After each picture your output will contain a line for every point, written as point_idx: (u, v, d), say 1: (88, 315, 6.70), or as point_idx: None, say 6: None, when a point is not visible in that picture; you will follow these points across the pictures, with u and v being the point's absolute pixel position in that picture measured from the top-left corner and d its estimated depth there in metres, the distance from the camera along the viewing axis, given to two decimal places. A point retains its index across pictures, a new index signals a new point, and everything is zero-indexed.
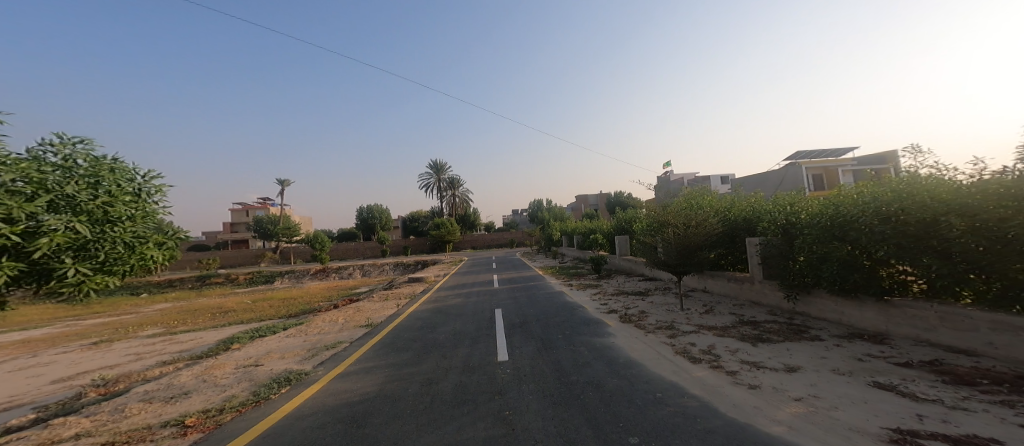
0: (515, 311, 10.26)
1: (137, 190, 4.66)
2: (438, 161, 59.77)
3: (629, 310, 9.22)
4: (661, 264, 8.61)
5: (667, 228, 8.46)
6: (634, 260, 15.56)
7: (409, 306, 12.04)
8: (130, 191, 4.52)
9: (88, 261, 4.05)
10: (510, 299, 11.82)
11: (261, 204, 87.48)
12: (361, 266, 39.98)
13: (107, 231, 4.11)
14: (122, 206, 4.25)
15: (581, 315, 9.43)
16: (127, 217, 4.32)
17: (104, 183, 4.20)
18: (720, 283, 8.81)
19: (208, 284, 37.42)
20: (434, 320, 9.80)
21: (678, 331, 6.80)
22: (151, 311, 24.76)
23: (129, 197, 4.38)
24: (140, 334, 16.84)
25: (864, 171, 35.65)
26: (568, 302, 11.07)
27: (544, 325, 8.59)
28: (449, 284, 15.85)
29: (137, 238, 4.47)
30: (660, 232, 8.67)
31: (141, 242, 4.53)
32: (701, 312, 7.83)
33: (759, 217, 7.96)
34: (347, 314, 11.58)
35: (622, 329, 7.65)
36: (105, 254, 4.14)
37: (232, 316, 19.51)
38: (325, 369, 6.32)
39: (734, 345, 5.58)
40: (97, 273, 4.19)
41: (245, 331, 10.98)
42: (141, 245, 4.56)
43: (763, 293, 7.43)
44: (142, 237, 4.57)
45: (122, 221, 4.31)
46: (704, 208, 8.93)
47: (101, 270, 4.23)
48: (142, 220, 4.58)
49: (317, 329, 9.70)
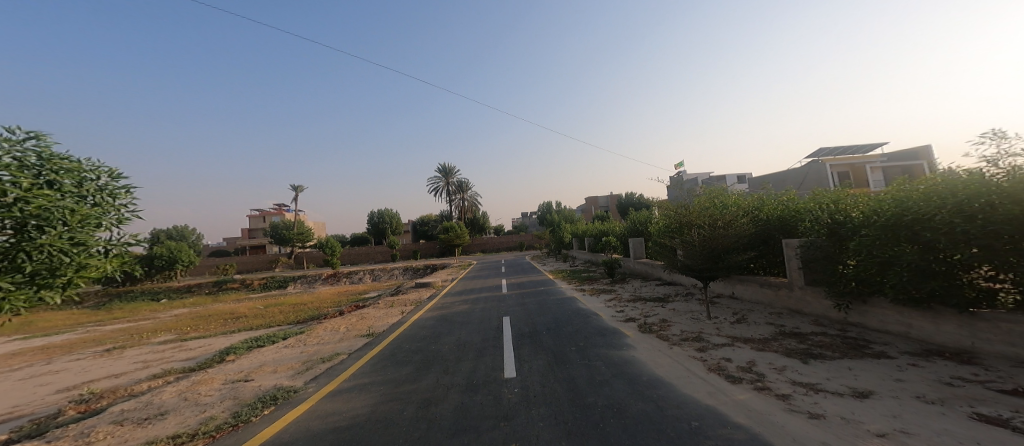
0: (524, 319, 9.63)
1: (90, 193, 4.27)
2: (449, 165, 59.84)
3: (649, 318, 8.48)
4: (687, 269, 7.87)
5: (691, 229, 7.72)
6: (650, 263, 14.75)
7: (414, 313, 11.51)
8: (79, 194, 4.13)
9: (12, 271, 3.71)
10: (519, 306, 11.16)
11: (278, 210, 88.98)
12: (372, 271, 39.78)
13: (36, 240, 3.74)
14: (60, 213, 3.85)
15: (596, 323, 8.72)
16: (69, 225, 3.97)
17: (45, 185, 3.82)
18: (752, 290, 8.04)
19: (224, 289, 37.73)
20: (439, 329, 9.26)
21: (708, 343, 6.06)
22: (166, 316, 24.89)
23: (73, 202, 3.99)
24: (152, 340, 16.74)
25: (894, 167, 33.99)
26: (581, 309, 10.41)
27: (555, 335, 7.94)
28: (456, 290, 15.28)
29: (77, 246, 4.10)
30: (682, 233, 7.94)
31: (82, 251, 4.16)
32: (732, 321, 7.06)
33: (798, 215, 7.17)
34: (351, 322, 11.10)
35: (643, 341, 6.93)
36: (32, 265, 3.78)
37: (243, 322, 19.32)
38: (316, 387, 5.84)
39: (780, 361, 4.85)
40: (25, 284, 3.86)
41: (246, 340, 10.57)
42: (84, 256, 4.25)
43: (804, 301, 6.65)
44: (88, 248, 4.25)
45: (60, 227, 3.93)
46: (732, 208, 8.16)
47: (30, 280, 3.89)
48: (88, 227, 4.20)
49: (316, 338, 9.22)
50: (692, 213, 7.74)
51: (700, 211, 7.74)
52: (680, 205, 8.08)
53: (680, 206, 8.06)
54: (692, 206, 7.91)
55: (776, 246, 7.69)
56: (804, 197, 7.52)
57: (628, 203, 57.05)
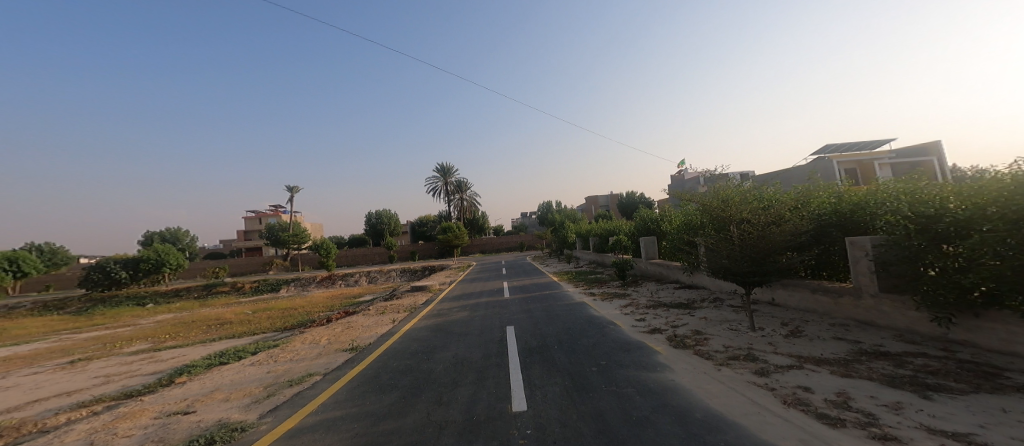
0: (530, 329, 8.39)
1: None
2: (446, 165, 58.48)
3: (678, 330, 7.23)
4: (728, 271, 6.51)
5: (736, 224, 6.35)
6: (665, 264, 13.56)
7: (406, 321, 10.27)
8: None
9: None
10: (524, 313, 9.90)
11: (273, 212, 87.77)
12: (367, 273, 38.39)
13: None
14: None
15: (616, 336, 7.47)
16: None
17: None
18: (803, 298, 6.84)
19: (213, 293, 36.38)
20: (433, 342, 8.02)
21: (767, 364, 4.85)
22: (147, 323, 23.49)
23: None
24: (125, 350, 15.37)
25: (904, 164, 32.68)
26: (595, 317, 9.18)
27: (569, 352, 6.70)
28: (454, 294, 13.97)
29: None
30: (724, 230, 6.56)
31: None
32: (785, 335, 5.85)
33: (869, 209, 5.91)
34: (334, 332, 9.85)
35: (679, 360, 5.71)
36: None
37: (227, 329, 18.00)
38: (271, 424, 4.64)
39: (885, 394, 3.61)
40: None
41: (213, 354, 9.31)
42: None
43: (878, 311, 5.46)
44: None
45: None
46: (781, 200, 6.80)
47: None
48: None
49: (291, 353, 7.94)
50: (735, 205, 6.42)
51: (747, 203, 6.42)
52: (719, 194, 6.71)
53: (720, 196, 6.68)
54: (736, 196, 6.55)
55: (836, 247, 6.44)
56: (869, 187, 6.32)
57: (628, 203, 55.82)
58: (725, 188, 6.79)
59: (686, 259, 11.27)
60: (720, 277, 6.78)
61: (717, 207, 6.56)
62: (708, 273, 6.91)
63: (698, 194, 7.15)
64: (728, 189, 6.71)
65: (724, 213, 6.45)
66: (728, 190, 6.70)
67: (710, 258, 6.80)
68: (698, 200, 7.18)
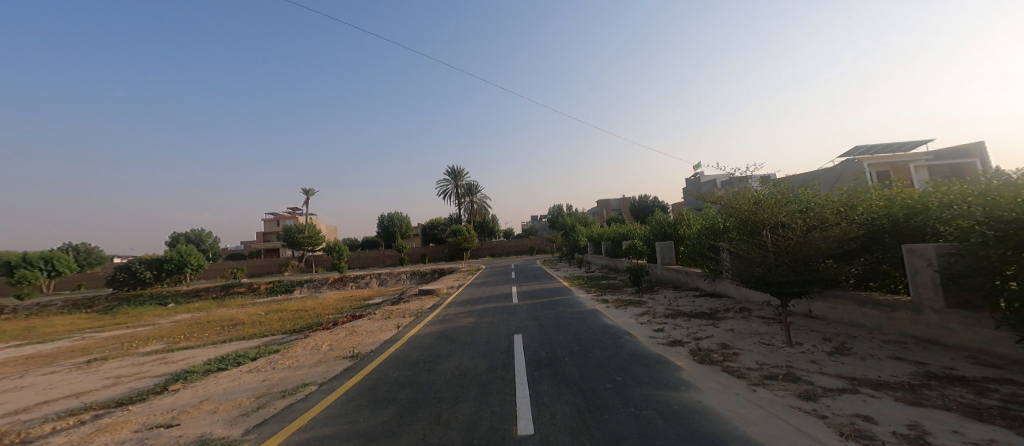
0: (539, 338, 7.90)
1: None
2: (456, 168, 58.33)
3: (700, 343, 6.64)
4: (763, 281, 5.91)
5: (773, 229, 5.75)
6: (683, 270, 12.90)
7: (412, 327, 9.88)
8: None
9: None
10: (533, 321, 9.40)
11: (291, 214, 89.25)
12: (377, 275, 38.34)
13: None
14: None
15: (631, 348, 6.91)
16: None
17: None
18: (854, 312, 6.31)
19: (230, 294, 36.88)
20: (437, 350, 7.60)
21: (813, 388, 4.29)
22: (165, 322, 23.80)
23: None
24: (140, 350, 15.42)
25: (942, 166, 30.77)
26: (608, 326, 8.63)
27: (580, 365, 6.18)
28: (463, 299, 13.56)
29: None
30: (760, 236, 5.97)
31: None
32: (829, 353, 5.29)
33: (934, 218, 5.50)
34: (338, 337, 9.51)
35: (707, 377, 5.15)
36: None
37: (239, 330, 17.97)
38: (255, 442, 4.25)
39: (970, 431, 3.04)
40: None
41: (214, 358, 9.04)
42: None
43: (945, 329, 5.05)
44: None
45: None
46: (823, 204, 6.18)
47: None
48: None
49: (291, 360, 7.59)
50: (771, 207, 5.84)
51: (785, 205, 5.84)
52: (753, 196, 6.14)
53: (753, 197, 6.12)
54: (771, 198, 5.98)
55: (891, 255, 5.99)
56: (927, 192, 5.83)
57: (643, 206, 54.68)
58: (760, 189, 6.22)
59: (707, 265, 10.65)
60: (751, 287, 6.16)
61: (750, 210, 6.00)
62: (739, 282, 6.31)
63: (728, 195, 6.60)
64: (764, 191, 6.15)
65: (758, 216, 5.89)
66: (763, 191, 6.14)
67: (742, 267, 6.22)
68: (727, 203, 6.60)
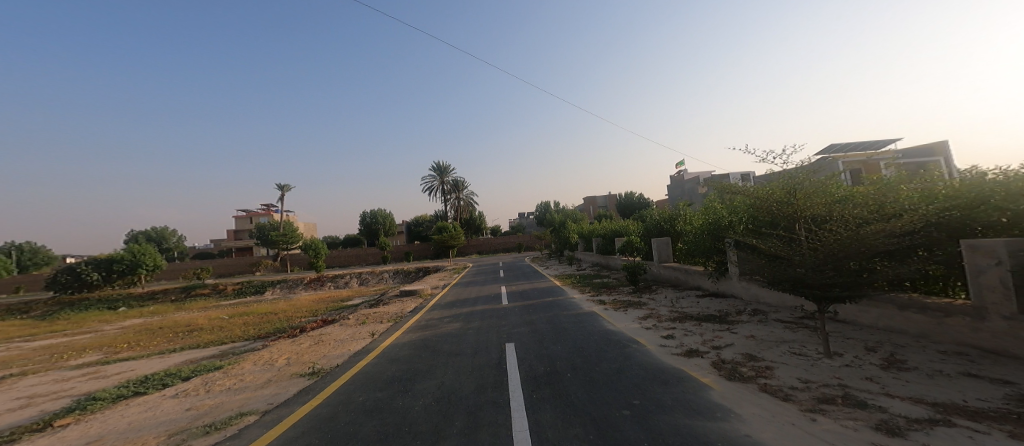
0: (532, 347, 6.88)
1: None
2: (443, 163, 56.79)
3: (721, 353, 5.74)
4: (800, 283, 4.91)
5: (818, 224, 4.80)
6: (683, 267, 12.14)
7: (386, 335, 8.70)
8: None
9: None
10: (525, 327, 8.36)
11: (266, 210, 85.80)
12: (357, 274, 36.55)
13: None
14: None
15: (641, 362, 5.94)
16: None
17: None
18: (895, 317, 5.50)
19: (194, 296, 34.54)
20: (414, 365, 6.49)
21: (890, 417, 3.38)
22: (115, 329, 21.70)
23: None
24: (77, 362, 13.63)
25: (909, 165, 31.33)
26: (609, 332, 7.67)
27: (585, 387, 5.17)
28: (445, 301, 12.45)
29: None
30: (798, 233, 5.01)
31: None
32: (882, 364, 4.46)
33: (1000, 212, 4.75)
34: (300, 348, 8.26)
35: (745, 400, 4.20)
36: None
37: (196, 337, 16.28)
38: None
39: None
40: None
41: (144, 377, 7.63)
42: None
43: (1016, 339, 4.24)
44: None
45: None
46: (869, 194, 5.23)
47: None
48: None
49: (235, 380, 6.34)
50: (807, 195, 4.95)
51: (823, 193, 4.96)
52: (784, 182, 5.28)
53: (785, 186, 5.23)
54: (805, 183, 5.12)
55: (937, 252, 5.23)
56: (986, 181, 5.09)
57: (628, 205, 54.55)
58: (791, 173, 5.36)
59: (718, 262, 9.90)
60: (784, 291, 5.21)
61: (786, 202, 5.04)
62: (766, 285, 5.34)
63: (756, 187, 5.62)
64: (796, 173, 5.28)
65: (797, 209, 4.94)
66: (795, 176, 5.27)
67: (771, 268, 5.25)
68: (757, 194, 5.60)
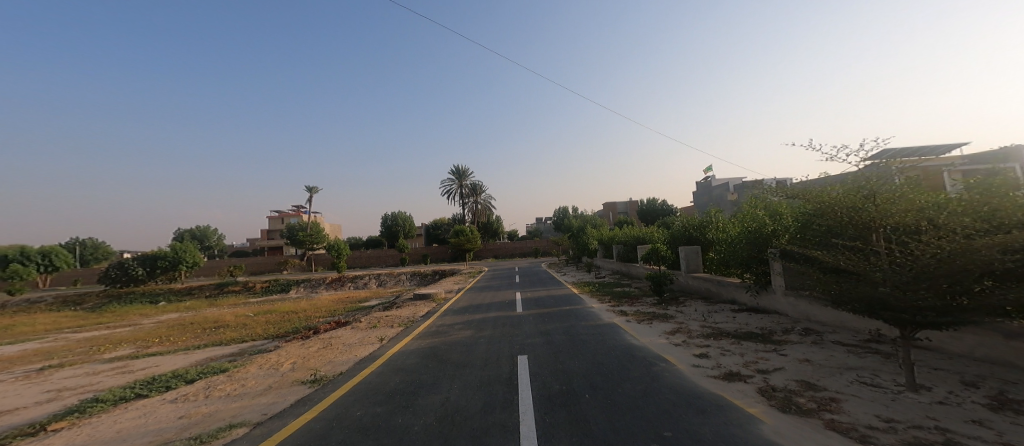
0: (551, 361, 6.27)
1: None
2: (462, 167, 56.89)
3: (771, 379, 5.03)
4: (877, 304, 4.16)
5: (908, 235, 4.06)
6: (714, 278, 11.28)
7: (396, 340, 8.27)
8: None
9: None
10: (541, 338, 7.72)
11: (296, 211, 88.43)
12: (377, 275, 36.81)
13: None
14: None
15: (675, 385, 5.22)
16: None
17: None
18: (997, 347, 4.61)
19: (223, 292, 35.58)
20: (420, 376, 5.99)
21: None
22: (149, 323, 22.42)
23: None
24: (104, 356, 13.90)
25: None
26: (636, 347, 6.96)
27: (609, 412, 4.51)
28: (460, 306, 11.96)
29: None
30: (879, 245, 4.26)
31: None
32: (989, 406, 3.85)
33: None
34: (307, 352, 7.92)
35: (806, 439, 3.47)
36: None
37: (218, 334, 16.45)
38: None
39: None
40: None
41: (151, 377, 7.44)
42: None
43: None
44: None
45: None
46: (979, 198, 4.26)
47: None
48: None
49: (234, 384, 6.00)
50: (894, 197, 4.20)
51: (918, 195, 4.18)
52: (864, 181, 4.51)
53: (861, 191, 4.49)
54: (895, 180, 4.37)
55: None
56: None
57: (651, 210, 52.94)
58: (871, 172, 4.60)
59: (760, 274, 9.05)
60: (858, 312, 4.45)
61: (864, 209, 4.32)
62: (836, 306, 4.61)
63: (827, 193, 4.89)
64: (879, 172, 4.52)
65: (877, 217, 4.22)
66: (876, 176, 4.52)
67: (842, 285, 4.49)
68: (824, 201, 4.87)
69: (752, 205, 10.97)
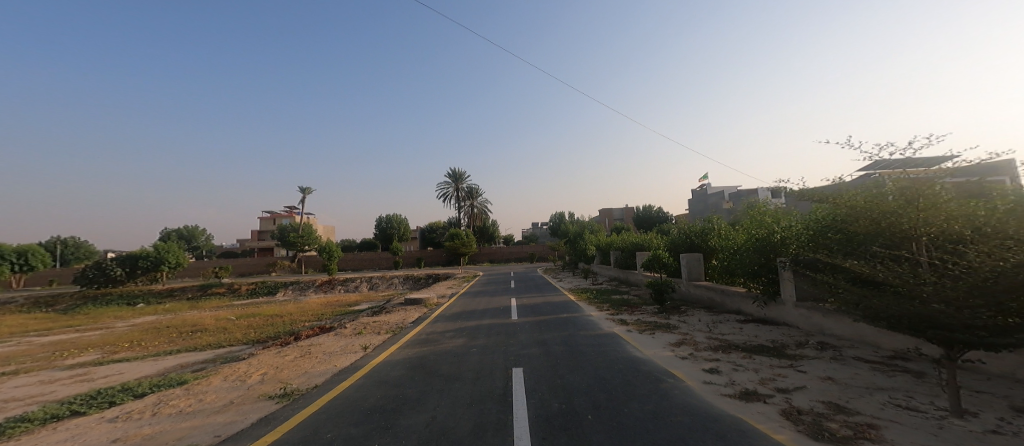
0: (550, 375, 5.75)
1: None
2: (459, 170, 56.38)
3: (793, 400, 4.51)
4: (922, 320, 3.72)
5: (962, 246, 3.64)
6: (718, 287, 10.84)
7: (381, 349, 7.67)
8: None
9: None
10: (537, 348, 7.17)
11: (288, 212, 87.20)
12: (369, 278, 36.03)
13: None
14: None
15: (688, 405, 4.70)
16: None
17: None
18: None
19: (207, 295, 34.55)
20: (404, 390, 5.41)
21: None
22: (123, 326, 21.49)
23: None
24: (68, 362, 13.06)
25: None
26: (641, 360, 6.44)
27: (616, 437, 3.98)
28: (451, 312, 11.38)
29: None
30: (926, 255, 3.89)
31: None
32: None
33: None
34: (282, 361, 7.30)
35: None
36: None
37: (194, 339, 15.63)
38: None
39: None
40: None
41: (105, 389, 6.75)
42: None
43: None
44: None
45: None
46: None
47: None
48: None
49: (193, 399, 5.38)
50: (938, 200, 3.89)
51: (959, 198, 3.91)
52: (894, 187, 4.28)
53: (898, 196, 4.16)
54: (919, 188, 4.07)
55: None
56: None
57: (647, 217, 52.85)
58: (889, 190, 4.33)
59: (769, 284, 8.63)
60: (898, 328, 3.98)
61: (903, 216, 3.99)
62: (872, 321, 4.15)
63: (862, 200, 4.52)
64: (895, 188, 4.24)
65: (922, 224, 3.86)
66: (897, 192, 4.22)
67: (878, 297, 4.02)
68: (857, 205, 4.49)
69: (758, 212, 10.55)
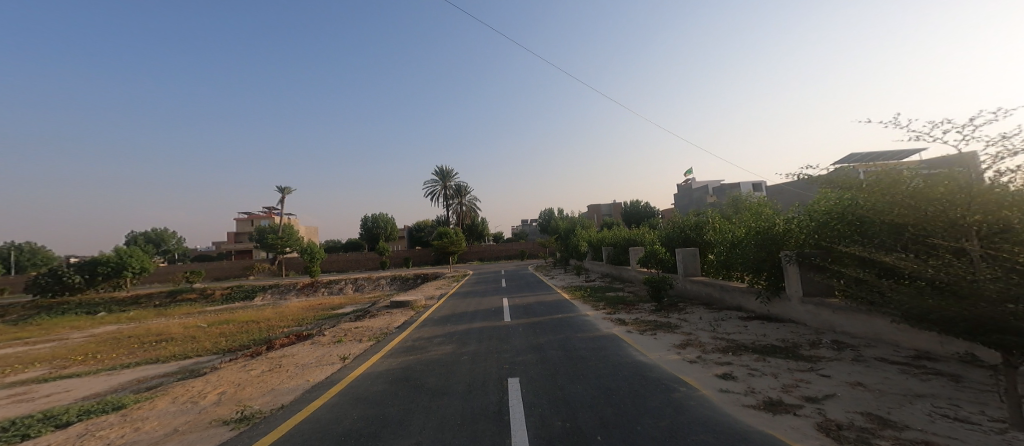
0: (549, 386, 5.15)
1: None
2: (446, 167, 55.36)
3: (826, 412, 3.98)
4: (985, 323, 3.21)
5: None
6: (717, 282, 10.40)
7: (359, 359, 6.95)
8: None
9: None
10: (533, 355, 6.55)
11: (268, 214, 84.57)
12: (353, 280, 34.91)
13: None
14: None
15: (708, 420, 4.14)
16: None
17: None
18: None
19: (178, 301, 32.92)
20: (383, 409, 4.74)
21: None
22: (78, 338, 20.02)
23: None
24: (12, 380, 11.88)
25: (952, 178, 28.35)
26: (647, 366, 5.88)
27: None
28: (438, 315, 10.68)
29: None
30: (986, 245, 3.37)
31: None
32: None
33: None
34: (246, 376, 6.52)
35: None
36: None
37: (157, 350, 14.52)
38: None
39: None
40: None
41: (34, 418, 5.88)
42: None
43: None
44: None
45: None
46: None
47: None
48: None
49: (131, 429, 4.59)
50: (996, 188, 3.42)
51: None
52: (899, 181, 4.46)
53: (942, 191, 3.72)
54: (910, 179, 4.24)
55: None
56: None
57: (636, 213, 52.73)
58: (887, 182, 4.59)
59: (774, 279, 8.20)
60: (951, 330, 3.49)
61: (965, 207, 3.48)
62: (920, 322, 3.64)
63: (904, 191, 4.04)
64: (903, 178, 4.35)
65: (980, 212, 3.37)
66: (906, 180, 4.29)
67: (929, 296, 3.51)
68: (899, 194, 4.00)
69: (756, 205, 10.16)
